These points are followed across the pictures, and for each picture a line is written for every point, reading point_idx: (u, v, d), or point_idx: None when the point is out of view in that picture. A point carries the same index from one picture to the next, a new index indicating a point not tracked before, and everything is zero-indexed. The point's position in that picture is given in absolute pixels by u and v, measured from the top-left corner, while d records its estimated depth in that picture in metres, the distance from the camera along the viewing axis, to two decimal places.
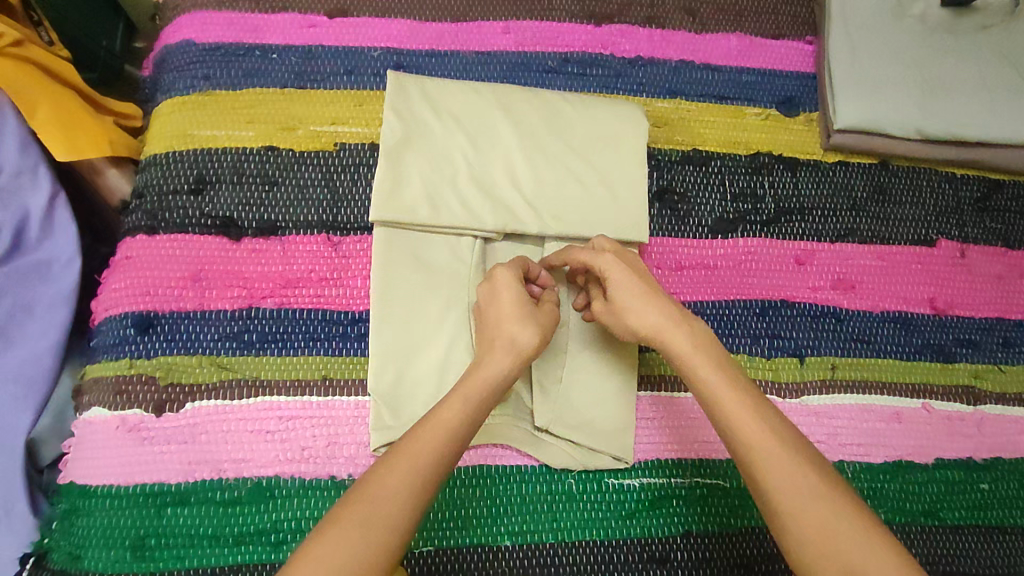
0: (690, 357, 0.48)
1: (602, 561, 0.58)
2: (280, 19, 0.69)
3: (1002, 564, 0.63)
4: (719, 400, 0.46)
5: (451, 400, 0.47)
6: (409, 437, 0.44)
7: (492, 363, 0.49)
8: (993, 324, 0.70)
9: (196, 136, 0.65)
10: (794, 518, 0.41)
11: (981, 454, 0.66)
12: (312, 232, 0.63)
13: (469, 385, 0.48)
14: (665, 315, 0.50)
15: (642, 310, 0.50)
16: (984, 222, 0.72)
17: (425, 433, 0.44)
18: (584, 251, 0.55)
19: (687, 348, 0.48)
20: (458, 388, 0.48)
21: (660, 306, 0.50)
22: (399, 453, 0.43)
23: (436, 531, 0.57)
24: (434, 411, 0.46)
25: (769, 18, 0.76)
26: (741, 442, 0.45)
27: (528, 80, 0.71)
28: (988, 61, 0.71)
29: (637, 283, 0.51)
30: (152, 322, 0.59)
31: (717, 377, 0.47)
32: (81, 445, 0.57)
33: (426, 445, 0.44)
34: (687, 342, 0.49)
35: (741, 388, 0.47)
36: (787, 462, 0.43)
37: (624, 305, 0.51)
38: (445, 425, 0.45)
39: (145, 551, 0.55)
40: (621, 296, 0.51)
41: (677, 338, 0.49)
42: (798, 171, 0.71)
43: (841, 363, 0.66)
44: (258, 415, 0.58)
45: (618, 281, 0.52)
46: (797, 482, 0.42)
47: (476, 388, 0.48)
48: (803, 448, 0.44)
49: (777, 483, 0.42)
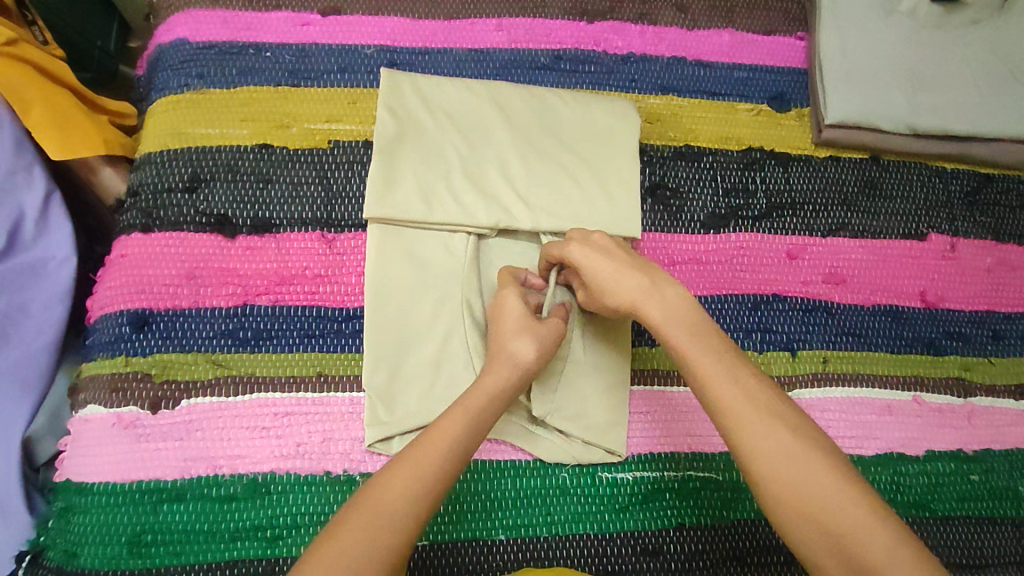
0: (662, 324, 0.48)
1: (597, 555, 0.59)
2: (273, 18, 0.69)
3: (992, 554, 0.63)
4: (690, 363, 0.46)
5: (453, 413, 0.47)
6: (414, 445, 0.45)
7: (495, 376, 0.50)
8: (983, 317, 0.70)
9: (189, 134, 0.65)
10: (768, 477, 0.42)
11: (971, 446, 0.66)
12: (307, 229, 0.63)
13: (470, 397, 0.49)
14: (637, 288, 0.50)
15: (615, 284, 0.51)
16: (974, 216, 0.73)
17: (429, 442, 0.45)
18: (555, 245, 0.57)
19: (658, 315, 0.49)
20: (460, 400, 0.48)
21: (633, 279, 0.51)
22: (403, 460, 0.44)
23: (431, 526, 0.58)
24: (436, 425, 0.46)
25: (760, 14, 0.77)
26: (715, 405, 0.45)
27: (521, 77, 0.71)
28: (977, 56, 0.71)
29: (609, 263, 0.52)
30: (147, 319, 0.59)
31: (688, 342, 0.47)
32: (77, 443, 0.57)
33: (430, 454, 0.44)
34: (659, 309, 0.49)
35: (714, 351, 0.46)
36: (759, 423, 0.43)
37: (600, 285, 0.52)
38: (447, 438, 0.45)
39: (141, 548, 0.55)
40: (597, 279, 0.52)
41: (651, 306, 0.49)
42: (790, 166, 0.72)
43: (832, 356, 0.67)
44: (254, 411, 0.58)
45: (587, 266, 0.53)
46: (769, 441, 0.42)
47: (476, 399, 0.48)
48: (780, 407, 0.44)
49: (751, 442, 0.43)
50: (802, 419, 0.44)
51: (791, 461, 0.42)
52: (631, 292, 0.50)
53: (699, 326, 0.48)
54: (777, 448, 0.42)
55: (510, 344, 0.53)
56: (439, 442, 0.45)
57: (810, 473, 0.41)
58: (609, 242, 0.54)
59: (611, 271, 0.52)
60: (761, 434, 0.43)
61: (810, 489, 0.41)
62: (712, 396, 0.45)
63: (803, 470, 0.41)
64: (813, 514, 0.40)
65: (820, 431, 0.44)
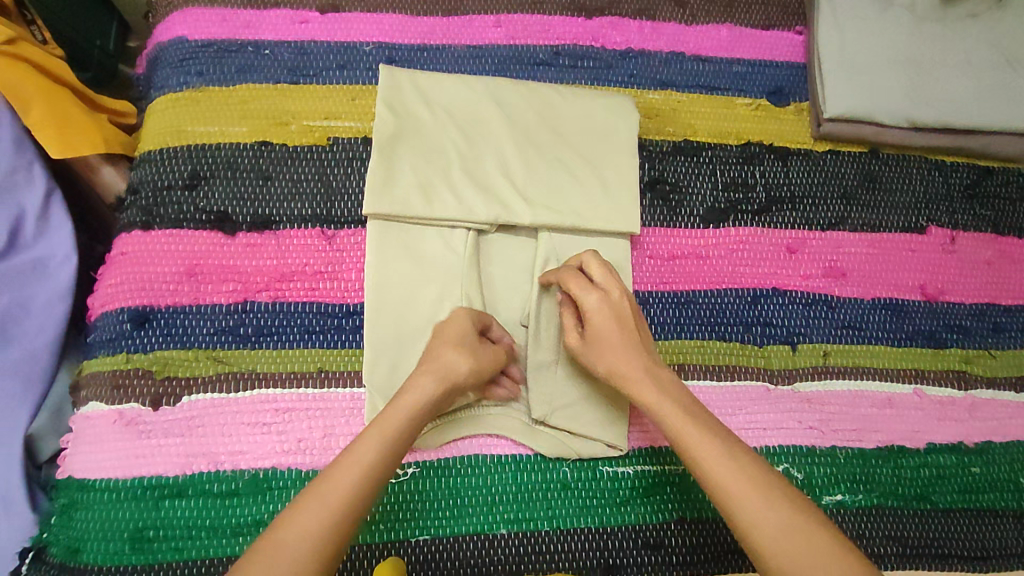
0: (658, 404, 0.51)
1: (598, 549, 0.59)
2: (272, 15, 0.69)
3: (994, 546, 0.63)
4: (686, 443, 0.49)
5: (371, 432, 0.47)
6: (326, 475, 0.45)
7: (419, 385, 0.50)
8: (984, 309, 0.70)
9: (188, 132, 0.65)
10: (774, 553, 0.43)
11: (973, 439, 0.66)
12: (306, 226, 0.63)
13: (387, 417, 0.48)
14: (632, 367, 0.53)
15: (612, 355, 0.54)
16: (974, 209, 0.73)
17: (340, 474, 0.45)
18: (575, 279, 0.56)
19: (653, 397, 0.51)
20: (377, 420, 0.48)
21: (631, 358, 0.53)
22: (310, 495, 0.44)
23: (432, 520, 0.58)
24: (349, 451, 0.46)
25: (759, 9, 0.77)
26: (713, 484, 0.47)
27: (520, 73, 0.71)
28: (975, 49, 0.71)
29: (614, 329, 0.54)
30: (148, 316, 0.60)
31: (685, 423, 0.49)
32: (80, 440, 0.57)
33: (339, 485, 0.44)
34: (653, 390, 0.52)
35: (708, 428, 0.49)
36: (757, 497, 0.45)
37: (598, 352, 0.55)
38: (361, 462, 0.46)
39: (143, 543, 0.55)
40: (602, 343, 0.54)
41: (643, 386, 0.52)
42: (789, 160, 0.72)
43: (832, 349, 0.67)
44: (255, 407, 0.58)
45: (597, 321, 0.55)
46: (762, 519, 0.44)
47: (394, 418, 0.48)
48: (772, 483, 0.46)
49: (752, 517, 0.44)
50: (790, 491, 0.46)
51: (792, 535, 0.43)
52: (625, 372, 0.53)
53: (690, 407, 0.50)
54: (775, 523, 0.44)
55: (448, 353, 0.52)
56: (353, 464, 0.45)
57: (807, 547, 0.43)
58: (622, 304, 0.55)
59: (611, 343, 0.54)
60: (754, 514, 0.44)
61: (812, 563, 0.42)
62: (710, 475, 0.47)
63: (795, 546, 0.43)
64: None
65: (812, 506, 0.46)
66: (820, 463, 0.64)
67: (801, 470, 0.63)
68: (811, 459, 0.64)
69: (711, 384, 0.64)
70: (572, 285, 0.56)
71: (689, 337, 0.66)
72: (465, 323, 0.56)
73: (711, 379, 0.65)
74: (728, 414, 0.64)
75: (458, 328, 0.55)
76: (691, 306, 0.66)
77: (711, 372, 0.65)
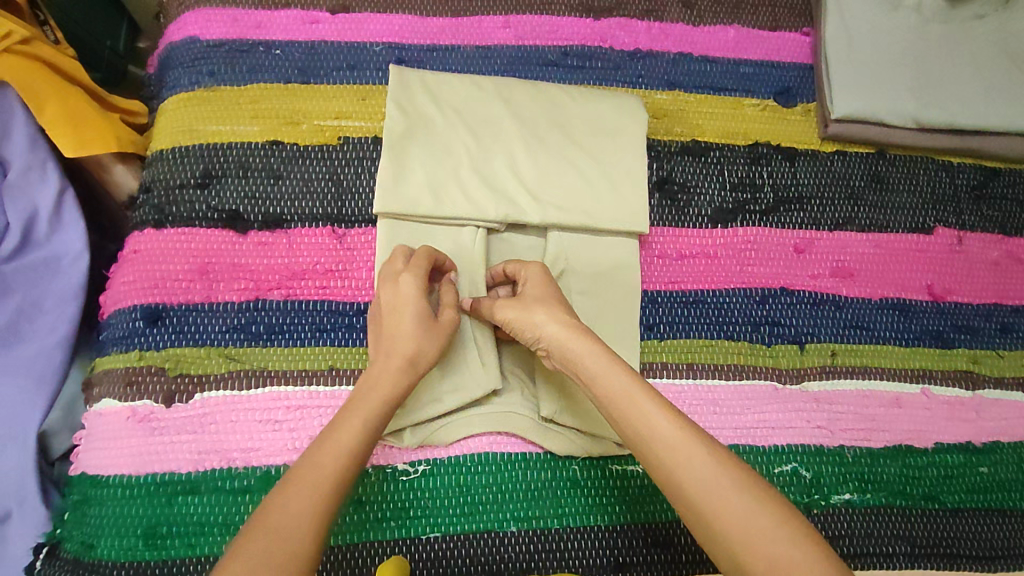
0: (594, 360, 0.50)
1: (608, 547, 0.59)
2: (283, 16, 0.70)
3: (1001, 545, 0.64)
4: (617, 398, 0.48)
5: (346, 423, 0.48)
6: (307, 462, 0.45)
7: (388, 376, 0.51)
8: (991, 310, 0.71)
9: (200, 131, 0.65)
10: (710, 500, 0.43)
11: (981, 439, 0.67)
12: (317, 224, 0.63)
13: (363, 408, 0.49)
14: (564, 326, 0.52)
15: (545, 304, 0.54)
16: (981, 209, 0.73)
17: (323, 459, 0.45)
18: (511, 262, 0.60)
19: (593, 360, 0.50)
20: (351, 410, 0.48)
21: (562, 318, 0.53)
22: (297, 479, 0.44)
23: (442, 517, 0.58)
24: (329, 437, 0.47)
25: (766, 10, 0.77)
26: (657, 445, 0.45)
27: (529, 74, 0.71)
28: (982, 50, 0.72)
29: (549, 290, 0.56)
30: (161, 314, 0.60)
31: (614, 375, 0.49)
32: (92, 436, 0.58)
33: (322, 471, 0.45)
34: (587, 350, 0.51)
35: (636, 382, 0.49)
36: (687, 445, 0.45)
37: (529, 312, 0.54)
38: (341, 448, 0.46)
39: (156, 539, 0.55)
40: (532, 298, 0.55)
41: (574, 343, 0.51)
42: (797, 161, 0.72)
43: (841, 349, 0.67)
44: (267, 404, 0.59)
45: (531, 284, 0.57)
46: (709, 481, 0.43)
47: (370, 408, 0.49)
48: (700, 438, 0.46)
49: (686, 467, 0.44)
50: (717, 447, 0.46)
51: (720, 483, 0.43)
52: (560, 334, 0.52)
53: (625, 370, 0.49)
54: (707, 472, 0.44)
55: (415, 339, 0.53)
56: (333, 453, 0.46)
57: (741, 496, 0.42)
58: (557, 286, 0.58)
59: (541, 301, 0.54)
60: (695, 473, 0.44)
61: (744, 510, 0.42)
62: (657, 439, 0.46)
63: (745, 507, 0.42)
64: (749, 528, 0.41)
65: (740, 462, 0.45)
66: (828, 462, 0.64)
67: (809, 469, 0.63)
68: (820, 458, 0.64)
69: (720, 384, 0.65)
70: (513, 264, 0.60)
71: (697, 336, 0.66)
72: (417, 290, 0.54)
73: (719, 378, 0.65)
74: (736, 413, 0.64)
75: (411, 303, 0.54)
76: (699, 306, 0.67)
77: (720, 372, 0.65)
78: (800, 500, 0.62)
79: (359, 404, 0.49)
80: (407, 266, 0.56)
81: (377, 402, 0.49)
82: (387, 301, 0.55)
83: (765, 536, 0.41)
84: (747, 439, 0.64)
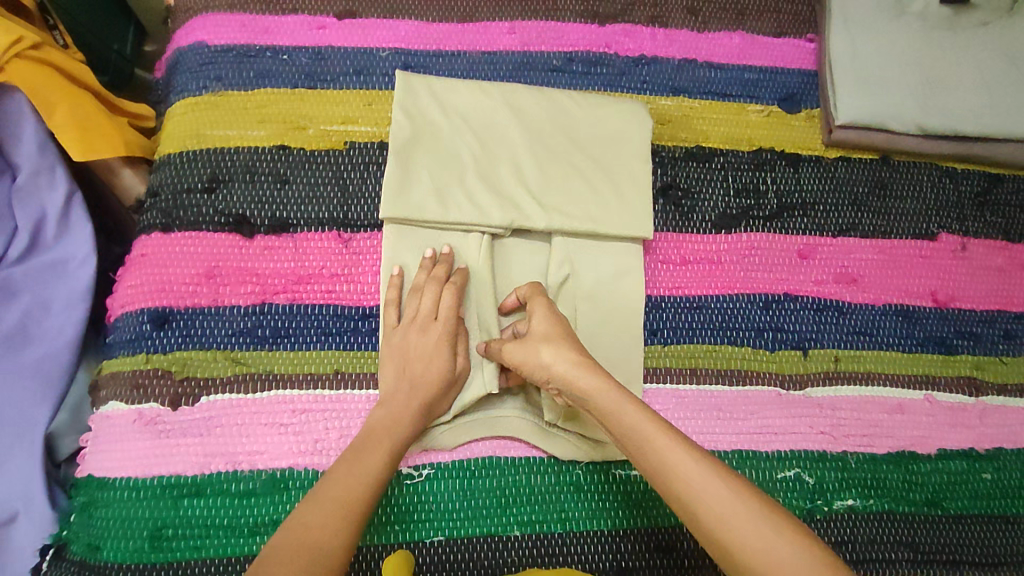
0: (592, 386, 0.52)
1: (611, 551, 0.59)
2: (290, 21, 0.70)
3: (1004, 552, 0.64)
4: (617, 415, 0.50)
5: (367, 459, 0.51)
6: (331, 485, 0.49)
7: (400, 418, 0.55)
8: (995, 317, 0.71)
9: (208, 136, 0.66)
10: (707, 510, 0.44)
11: (983, 445, 0.67)
12: (323, 229, 0.64)
13: (379, 445, 0.53)
14: (570, 362, 0.53)
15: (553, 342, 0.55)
16: (984, 216, 0.73)
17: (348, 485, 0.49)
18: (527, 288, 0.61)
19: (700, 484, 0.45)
20: (365, 449, 0.52)
21: (566, 356, 0.54)
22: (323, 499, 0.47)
23: (447, 521, 0.58)
24: (350, 466, 0.51)
25: (771, 16, 0.77)
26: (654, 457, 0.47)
27: (534, 79, 0.72)
28: (986, 57, 0.72)
29: (554, 327, 0.56)
30: (167, 317, 0.60)
31: (612, 396, 0.50)
32: (99, 438, 0.58)
33: (346, 495, 0.48)
34: (634, 416, 0.49)
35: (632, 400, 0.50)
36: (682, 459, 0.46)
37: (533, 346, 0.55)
38: (364, 476, 0.50)
39: (162, 542, 0.56)
40: (538, 334, 0.56)
41: (575, 373, 0.53)
42: (800, 167, 0.72)
43: (844, 355, 0.67)
44: (273, 408, 0.59)
45: (537, 320, 0.57)
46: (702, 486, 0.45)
47: (385, 446, 0.53)
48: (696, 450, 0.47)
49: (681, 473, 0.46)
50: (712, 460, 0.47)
51: (713, 494, 0.44)
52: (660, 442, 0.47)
53: (740, 491, 0.44)
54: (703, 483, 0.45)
55: (426, 382, 0.57)
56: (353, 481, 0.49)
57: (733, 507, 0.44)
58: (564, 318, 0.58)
59: (547, 332, 0.56)
60: (776, 544, 0.42)
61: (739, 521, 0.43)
62: (653, 452, 0.47)
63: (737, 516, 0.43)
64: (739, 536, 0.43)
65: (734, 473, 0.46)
66: (831, 468, 0.64)
67: (812, 474, 0.64)
68: (823, 464, 0.64)
69: (723, 389, 0.65)
70: (525, 290, 0.61)
71: (701, 341, 0.66)
72: (447, 350, 0.59)
73: (722, 384, 0.65)
74: (739, 418, 0.64)
75: (436, 355, 0.58)
76: (703, 311, 0.67)
77: (724, 377, 0.65)
78: (802, 506, 0.63)
79: (379, 439, 0.53)
80: (431, 309, 0.59)
81: (392, 443, 0.53)
82: (415, 346, 0.58)
83: (759, 541, 0.42)
84: (751, 445, 0.64)
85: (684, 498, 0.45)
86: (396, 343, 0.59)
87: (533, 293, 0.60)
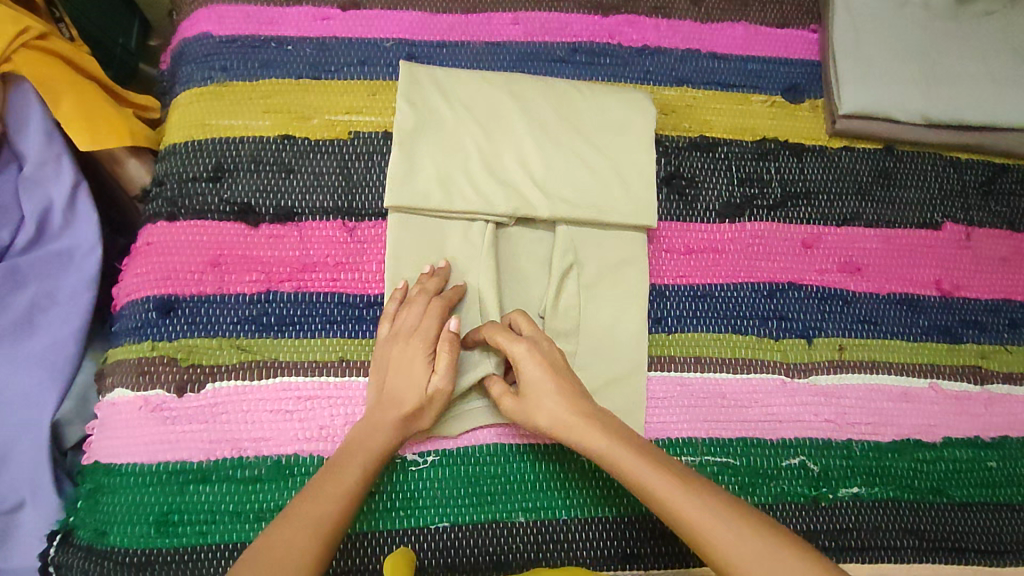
0: (577, 427, 0.53)
1: (615, 538, 0.59)
2: (294, 12, 0.70)
3: (1009, 540, 0.64)
4: (603, 451, 0.51)
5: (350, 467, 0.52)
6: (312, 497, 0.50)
7: (374, 436, 0.54)
8: (1000, 305, 0.71)
9: (213, 125, 0.66)
10: (701, 530, 0.46)
11: (988, 433, 0.67)
12: (328, 218, 0.64)
13: (359, 455, 0.53)
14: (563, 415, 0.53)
15: (550, 410, 0.54)
16: (989, 206, 0.73)
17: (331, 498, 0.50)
18: (502, 334, 0.57)
19: (733, 540, 0.45)
20: (339, 467, 0.53)
21: (562, 411, 0.54)
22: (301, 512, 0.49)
23: (452, 508, 0.58)
24: (332, 476, 0.52)
25: (774, 7, 0.77)
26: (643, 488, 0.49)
27: (538, 70, 0.72)
28: (990, 46, 0.72)
29: (545, 389, 0.54)
30: (173, 305, 0.61)
31: (598, 436, 0.52)
32: (105, 426, 0.59)
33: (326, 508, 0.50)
34: (621, 452, 0.51)
35: (619, 436, 0.52)
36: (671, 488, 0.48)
37: (532, 405, 0.55)
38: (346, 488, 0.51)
39: (168, 527, 0.56)
40: (533, 398, 0.55)
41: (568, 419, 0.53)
42: (804, 156, 0.72)
43: (848, 343, 0.67)
44: (278, 395, 0.59)
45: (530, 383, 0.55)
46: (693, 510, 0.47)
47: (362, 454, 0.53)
48: (686, 478, 0.49)
49: (671, 499, 0.48)
50: (701, 484, 0.49)
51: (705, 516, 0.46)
52: (701, 519, 0.46)
53: (758, 530, 0.46)
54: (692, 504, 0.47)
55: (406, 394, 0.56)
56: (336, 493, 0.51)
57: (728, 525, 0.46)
58: (556, 359, 0.56)
59: (540, 392, 0.54)
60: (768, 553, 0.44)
61: (731, 538, 0.45)
62: (641, 484, 0.49)
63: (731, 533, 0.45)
64: (733, 552, 0.45)
65: (724, 494, 0.49)
66: (836, 456, 0.64)
67: (817, 462, 0.64)
68: (827, 451, 0.64)
69: (729, 377, 0.65)
70: (500, 335, 0.57)
71: (705, 329, 0.66)
72: (425, 363, 0.57)
73: (727, 372, 0.65)
74: (744, 406, 0.64)
75: (418, 366, 0.57)
76: (707, 299, 0.67)
77: (727, 366, 0.65)
78: (808, 493, 0.63)
79: (361, 447, 0.54)
80: (417, 319, 0.58)
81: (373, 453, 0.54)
82: (395, 357, 0.57)
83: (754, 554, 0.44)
84: (755, 433, 0.64)
85: (678, 522, 0.47)
86: (381, 354, 0.59)
87: (516, 337, 0.56)
